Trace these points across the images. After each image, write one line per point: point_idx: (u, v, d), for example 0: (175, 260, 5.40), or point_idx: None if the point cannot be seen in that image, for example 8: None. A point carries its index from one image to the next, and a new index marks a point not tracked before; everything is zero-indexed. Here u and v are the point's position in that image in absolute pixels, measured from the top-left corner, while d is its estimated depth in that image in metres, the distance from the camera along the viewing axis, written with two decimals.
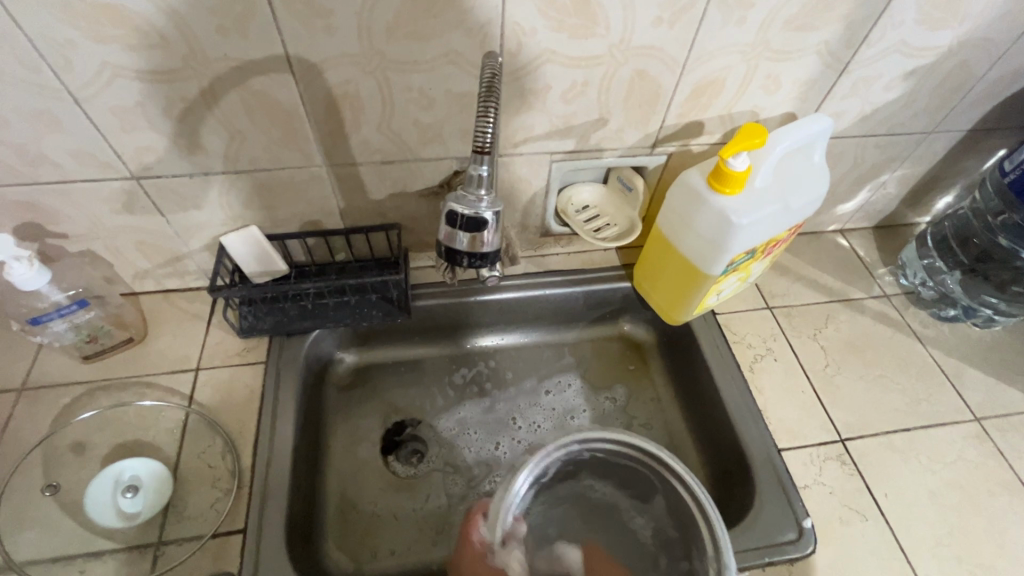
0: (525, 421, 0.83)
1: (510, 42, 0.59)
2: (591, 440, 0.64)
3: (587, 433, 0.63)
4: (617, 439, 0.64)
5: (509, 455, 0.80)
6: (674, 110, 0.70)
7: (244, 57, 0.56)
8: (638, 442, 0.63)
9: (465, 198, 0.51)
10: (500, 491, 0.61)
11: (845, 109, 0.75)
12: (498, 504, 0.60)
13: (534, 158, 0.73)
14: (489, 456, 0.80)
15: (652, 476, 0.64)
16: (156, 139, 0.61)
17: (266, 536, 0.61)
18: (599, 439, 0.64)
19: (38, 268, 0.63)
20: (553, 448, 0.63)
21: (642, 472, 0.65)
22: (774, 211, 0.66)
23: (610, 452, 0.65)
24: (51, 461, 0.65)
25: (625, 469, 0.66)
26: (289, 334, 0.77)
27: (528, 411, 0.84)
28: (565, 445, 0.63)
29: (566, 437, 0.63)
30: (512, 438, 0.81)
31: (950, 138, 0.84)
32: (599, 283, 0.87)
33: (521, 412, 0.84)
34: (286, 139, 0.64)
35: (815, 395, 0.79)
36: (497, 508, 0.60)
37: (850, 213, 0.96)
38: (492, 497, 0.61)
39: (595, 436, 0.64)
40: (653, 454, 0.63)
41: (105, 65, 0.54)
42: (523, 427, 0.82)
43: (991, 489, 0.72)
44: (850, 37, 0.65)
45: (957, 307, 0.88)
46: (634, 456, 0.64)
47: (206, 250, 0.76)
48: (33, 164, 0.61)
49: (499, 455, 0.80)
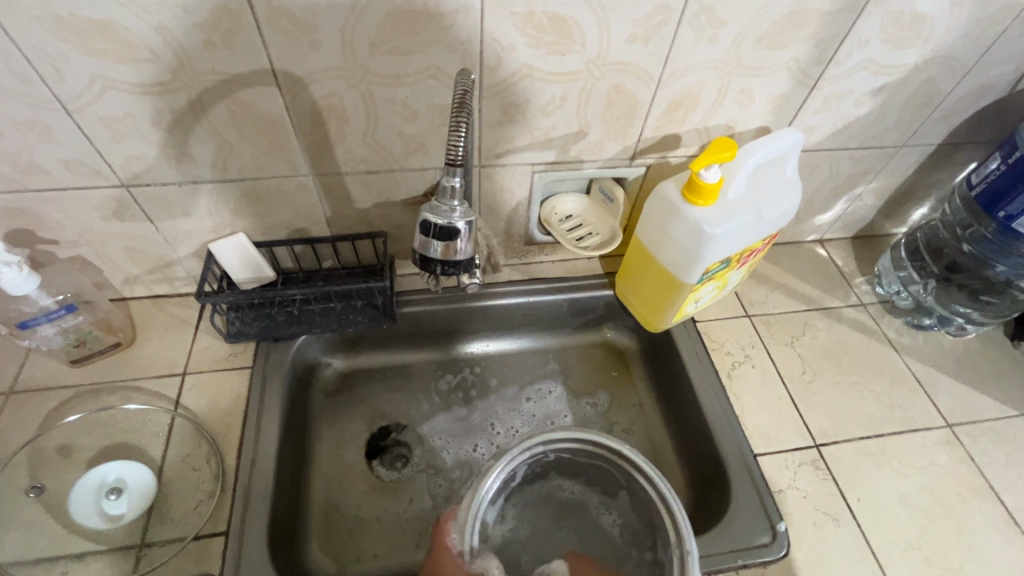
0: (503, 426, 0.84)
1: (489, 58, 0.61)
2: (555, 440, 0.66)
3: (550, 434, 0.65)
4: (580, 437, 0.65)
5: (485, 457, 0.81)
6: (651, 123, 0.72)
7: (232, 70, 0.57)
8: (601, 440, 0.65)
9: (439, 208, 0.53)
10: (467, 497, 0.61)
11: (818, 123, 0.77)
12: (466, 510, 0.60)
13: (516, 168, 0.75)
14: (466, 457, 0.81)
15: (618, 472, 0.67)
16: (145, 148, 0.63)
17: (248, 539, 0.62)
18: (562, 439, 0.66)
19: (27, 273, 0.64)
20: (517, 451, 0.64)
21: (609, 468, 0.67)
22: (746, 221, 0.68)
23: (576, 450, 0.67)
24: (38, 463, 0.66)
25: (593, 465, 0.69)
26: (276, 340, 0.78)
27: (508, 416, 0.86)
28: (531, 448, 0.65)
29: (531, 440, 0.65)
30: (489, 441, 0.83)
31: (922, 151, 0.87)
32: (581, 291, 0.89)
33: (498, 417, 0.85)
34: (273, 149, 0.66)
35: (791, 402, 0.81)
36: (465, 516, 0.60)
37: (829, 223, 0.99)
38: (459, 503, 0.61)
39: (559, 436, 0.66)
40: (620, 453, 0.64)
41: (96, 77, 0.56)
42: (501, 432, 0.84)
43: (962, 494, 0.74)
44: (819, 54, 0.68)
45: (932, 317, 0.90)
46: (600, 455, 0.66)
47: (194, 256, 0.78)
48: (25, 172, 0.63)
49: (476, 456, 0.81)
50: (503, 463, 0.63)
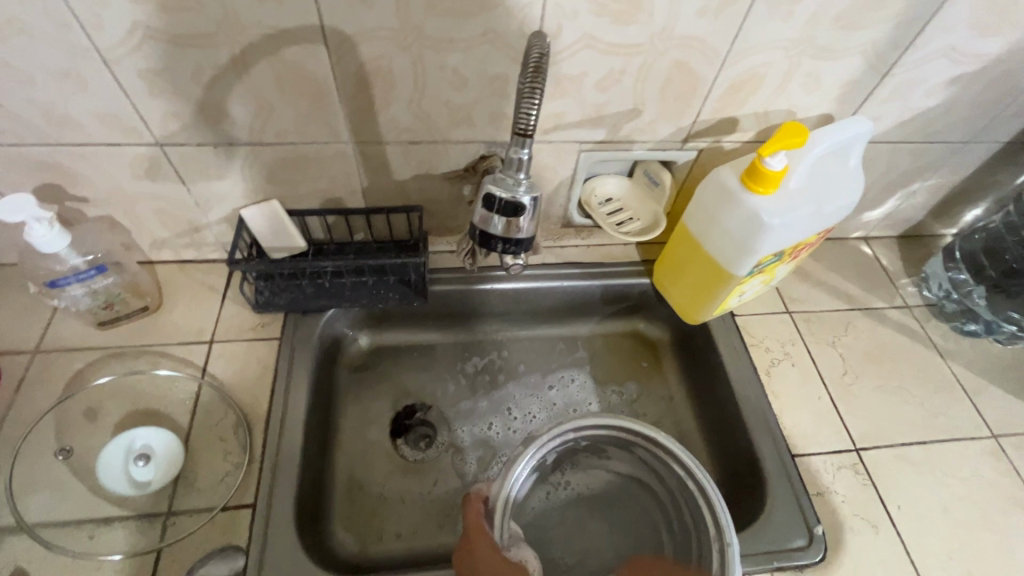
0: (520, 412, 0.82)
1: (550, 25, 0.57)
2: (586, 426, 0.66)
3: (580, 419, 0.65)
4: (605, 423, 0.66)
5: (500, 436, 0.80)
6: (709, 105, 0.69)
7: (279, 25, 0.54)
8: (633, 428, 0.65)
9: (503, 181, 0.52)
10: (500, 478, 0.61)
11: (884, 112, 0.73)
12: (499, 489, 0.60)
13: (563, 146, 0.72)
14: (481, 435, 0.80)
15: (650, 464, 0.67)
16: (182, 105, 0.60)
17: (275, 512, 0.61)
18: (594, 425, 0.66)
19: (58, 231, 0.62)
20: (550, 434, 0.64)
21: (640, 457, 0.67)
22: (806, 214, 0.64)
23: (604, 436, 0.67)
24: (64, 425, 0.65)
25: (620, 455, 0.69)
26: (305, 312, 0.77)
27: (525, 401, 0.83)
28: (562, 433, 0.65)
29: (562, 424, 0.64)
30: (506, 424, 0.81)
31: (987, 149, 0.83)
32: (616, 278, 0.86)
33: (516, 402, 0.83)
34: (314, 113, 0.63)
35: (831, 403, 0.78)
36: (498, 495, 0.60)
37: (877, 221, 0.95)
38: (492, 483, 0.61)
39: (589, 422, 0.66)
40: (650, 439, 0.65)
41: (136, 25, 0.53)
42: (518, 418, 0.82)
43: (1006, 507, 0.71)
44: (897, 38, 0.63)
45: (978, 322, 0.86)
46: (626, 442, 0.67)
47: (225, 222, 0.75)
48: (57, 125, 0.60)
49: (491, 435, 0.80)
50: (533, 448, 0.63)
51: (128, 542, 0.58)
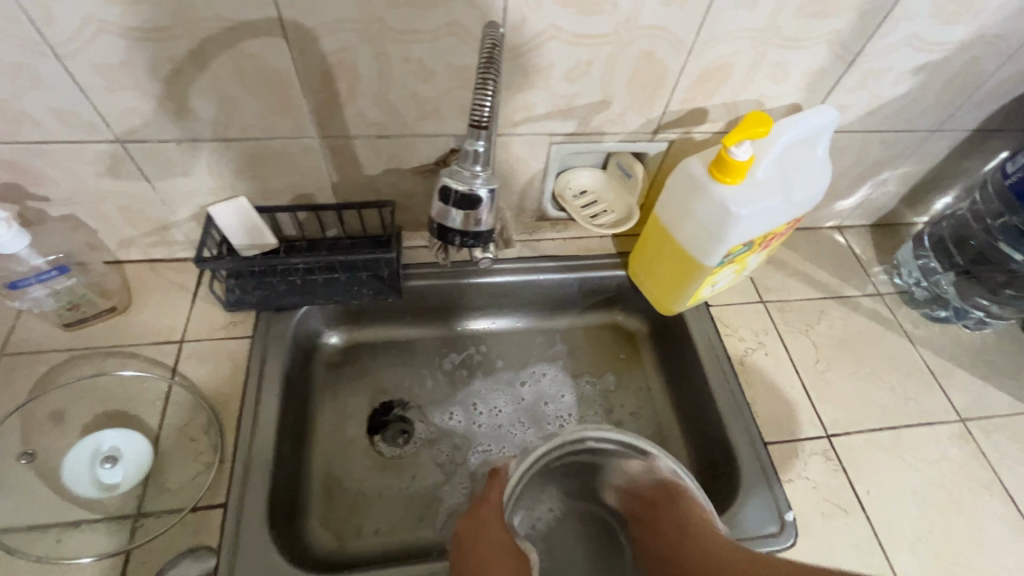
0: (486, 407, 0.82)
1: (514, 15, 0.57)
2: (603, 438, 0.65)
3: (597, 429, 0.64)
4: (620, 440, 0.64)
5: (462, 425, 0.80)
6: (678, 96, 0.69)
7: (236, 17, 0.53)
8: (645, 447, 0.64)
9: (460, 174, 0.52)
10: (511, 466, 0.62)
11: (852, 102, 0.74)
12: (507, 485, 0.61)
13: (533, 139, 0.72)
14: (443, 425, 0.80)
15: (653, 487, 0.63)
16: (141, 100, 0.59)
17: (247, 511, 0.61)
18: (610, 437, 0.65)
19: (17, 230, 0.61)
20: (565, 438, 0.63)
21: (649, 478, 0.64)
22: (774, 203, 0.65)
23: (616, 453, 0.66)
24: (30, 428, 0.64)
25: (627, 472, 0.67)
26: (277, 310, 0.76)
27: (491, 397, 0.83)
28: (579, 440, 0.64)
29: (580, 430, 0.64)
30: (471, 417, 0.81)
31: (955, 137, 0.84)
32: (592, 270, 0.86)
33: (483, 397, 0.83)
34: (278, 108, 0.62)
35: (804, 391, 0.79)
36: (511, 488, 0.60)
37: (849, 210, 0.96)
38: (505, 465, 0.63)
39: (607, 434, 0.64)
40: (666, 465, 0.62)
41: (88, 18, 0.51)
42: (484, 413, 0.82)
43: (973, 489, 0.73)
44: (862, 27, 0.64)
45: (948, 309, 0.88)
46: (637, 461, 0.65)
47: (193, 220, 0.74)
48: (13, 122, 0.59)
49: (453, 424, 0.80)
50: (545, 448, 0.63)
51: (97, 545, 0.58)
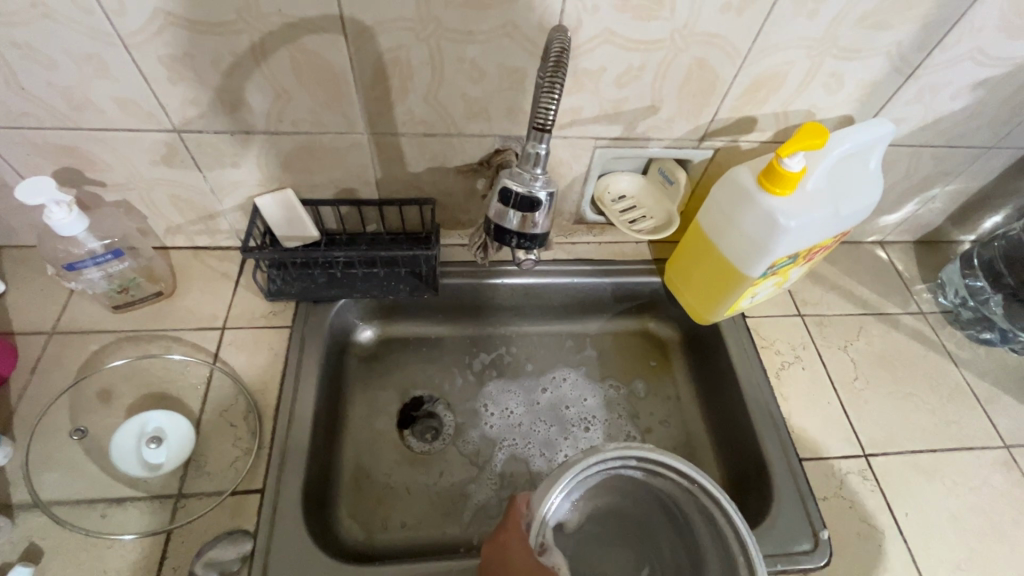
0: (496, 408, 0.82)
1: (570, 18, 0.57)
2: (650, 460, 0.61)
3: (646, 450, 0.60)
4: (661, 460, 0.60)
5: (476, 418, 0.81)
6: (727, 103, 0.68)
7: (298, 13, 0.54)
8: (689, 472, 0.60)
9: (520, 175, 0.53)
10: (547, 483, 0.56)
11: (906, 115, 0.72)
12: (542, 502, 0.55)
13: (578, 142, 0.72)
14: (466, 421, 0.81)
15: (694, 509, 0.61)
16: (200, 91, 0.61)
17: (282, 499, 0.62)
18: (661, 461, 0.61)
19: (77, 214, 0.63)
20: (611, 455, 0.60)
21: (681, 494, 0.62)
22: (824, 216, 0.64)
23: (663, 477, 0.62)
24: (79, 405, 0.66)
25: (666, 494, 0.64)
26: (316, 302, 0.77)
27: (502, 398, 0.83)
28: (625, 458, 0.61)
29: (629, 449, 0.60)
30: (483, 421, 0.81)
31: (1011, 155, 0.81)
32: (627, 276, 0.86)
33: (492, 399, 0.83)
34: (331, 103, 0.63)
35: (841, 407, 0.77)
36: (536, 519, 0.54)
37: (893, 225, 0.94)
38: (538, 489, 0.57)
39: (642, 452, 0.61)
40: (712, 495, 0.59)
41: (157, 12, 0.53)
42: (494, 414, 0.82)
43: (1017, 518, 0.70)
44: (925, 38, 0.62)
45: (994, 331, 0.85)
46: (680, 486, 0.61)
47: (239, 210, 0.76)
48: (78, 109, 0.61)
49: (468, 419, 0.81)
50: (591, 463, 0.58)
51: (140, 522, 0.59)
